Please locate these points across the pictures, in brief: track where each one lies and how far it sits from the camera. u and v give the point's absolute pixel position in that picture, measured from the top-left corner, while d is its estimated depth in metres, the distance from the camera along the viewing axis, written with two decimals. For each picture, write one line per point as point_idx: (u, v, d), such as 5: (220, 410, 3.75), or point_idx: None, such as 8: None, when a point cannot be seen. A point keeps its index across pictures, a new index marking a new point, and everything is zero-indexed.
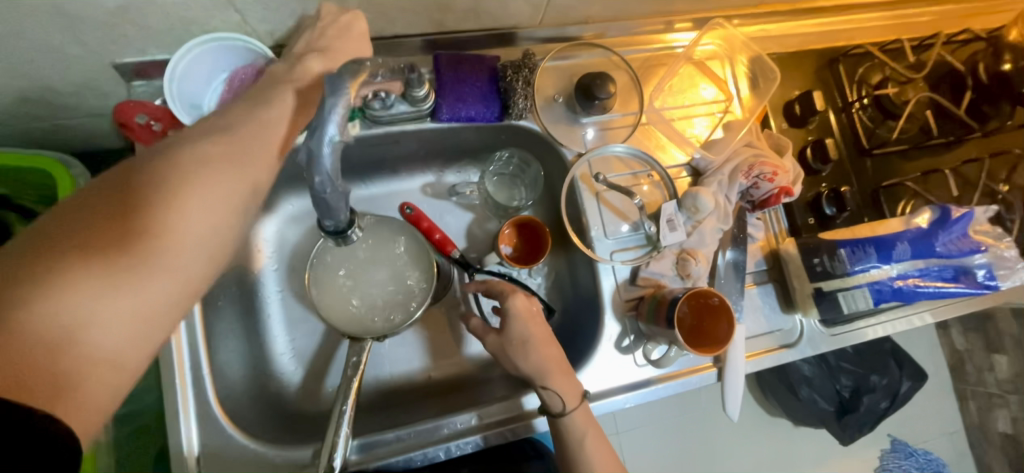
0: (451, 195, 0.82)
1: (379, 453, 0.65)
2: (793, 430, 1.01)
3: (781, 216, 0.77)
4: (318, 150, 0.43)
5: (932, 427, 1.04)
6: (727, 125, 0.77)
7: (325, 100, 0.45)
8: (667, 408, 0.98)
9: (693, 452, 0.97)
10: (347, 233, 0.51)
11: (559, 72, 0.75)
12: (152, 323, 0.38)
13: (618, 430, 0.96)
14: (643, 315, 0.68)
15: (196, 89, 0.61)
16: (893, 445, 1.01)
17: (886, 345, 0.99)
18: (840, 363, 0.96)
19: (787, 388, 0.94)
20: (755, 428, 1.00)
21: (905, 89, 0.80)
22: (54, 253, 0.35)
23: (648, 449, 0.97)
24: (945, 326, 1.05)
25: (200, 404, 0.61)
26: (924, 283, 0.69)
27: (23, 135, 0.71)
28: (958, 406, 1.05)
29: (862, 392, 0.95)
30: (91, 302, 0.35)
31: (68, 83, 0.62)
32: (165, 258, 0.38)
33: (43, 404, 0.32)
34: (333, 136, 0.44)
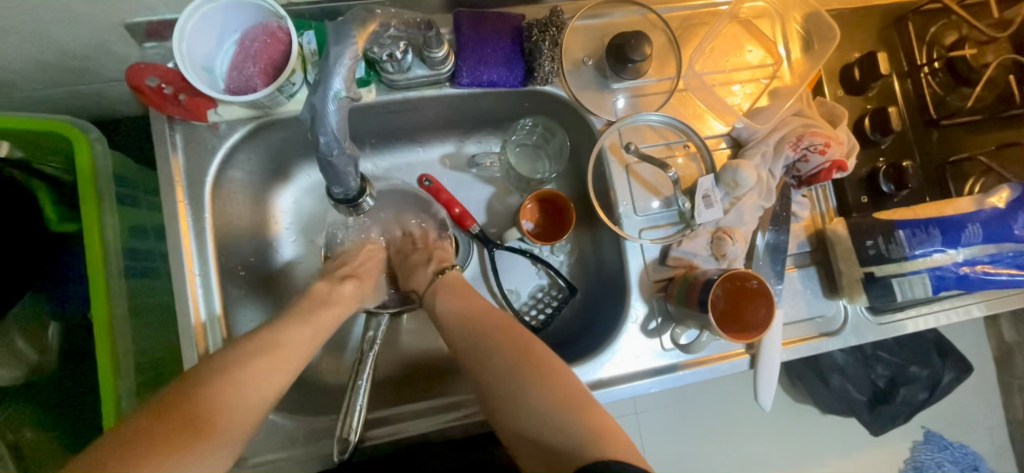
0: (471, 167, 0.78)
1: (384, 432, 0.64)
2: (821, 419, 0.96)
3: (830, 194, 0.71)
4: (322, 106, 0.47)
5: (973, 421, 0.97)
6: (775, 91, 0.70)
7: (330, 49, 0.48)
8: (689, 390, 0.95)
9: (715, 437, 0.94)
10: (357, 199, 0.56)
11: (589, 33, 0.69)
12: (247, 406, 0.50)
13: (636, 411, 0.94)
14: (673, 297, 0.64)
15: (206, 51, 0.56)
16: (927, 437, 0.96)
17: (930, 335, 0.92)
18: (877, 352, 0.90)
19: (817, 375, 0.89)
20: (781, 415, 0.95)
21: (985, 51, 0.70)
22: (249, 352, 0.52)
23: (667, 432, 0.94)
24: (995, 317, 0.96)
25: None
26: (995, 271, 0.62)
27: (47, 100, 0.71)
28: (1003, 400, 0.97)
29: (899, 383, 0.89)
30: (248, 370, 0.51)
31: (82, 46, 0.60)
32: (261, 363, 0.52)
33: (172, 435, 0.44)
34: (339, 91, 0.47)
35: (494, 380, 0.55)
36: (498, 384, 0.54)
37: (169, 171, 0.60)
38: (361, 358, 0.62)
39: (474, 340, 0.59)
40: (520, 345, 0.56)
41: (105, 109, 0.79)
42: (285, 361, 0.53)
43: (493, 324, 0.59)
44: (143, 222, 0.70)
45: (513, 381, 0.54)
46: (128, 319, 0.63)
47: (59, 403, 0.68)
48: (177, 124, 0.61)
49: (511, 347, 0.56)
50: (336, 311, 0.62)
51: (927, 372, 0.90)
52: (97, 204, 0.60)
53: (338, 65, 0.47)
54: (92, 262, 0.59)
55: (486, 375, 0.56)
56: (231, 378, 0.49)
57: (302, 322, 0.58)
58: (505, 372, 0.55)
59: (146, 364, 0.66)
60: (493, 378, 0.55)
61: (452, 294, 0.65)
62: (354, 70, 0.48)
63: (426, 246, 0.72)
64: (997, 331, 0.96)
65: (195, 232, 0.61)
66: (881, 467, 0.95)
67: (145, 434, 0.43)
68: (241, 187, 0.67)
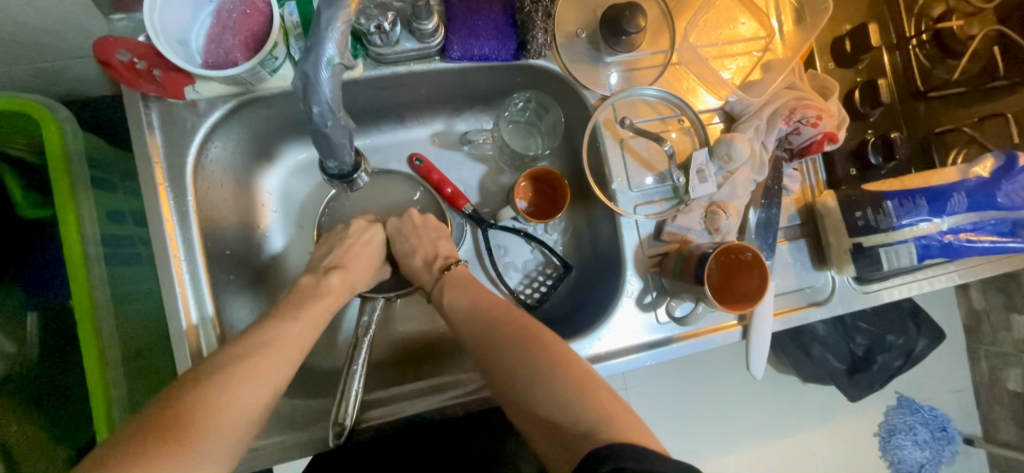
0: (463, 145, 0.77)
1: (379, 414, 0.63)
2: (802, 389, 1.00)
3: (819, 167, 0.72)
4: (315, 74, 0.45)
5: (942, 385, 1.02)
6: (767, 64, 0.69)
7: (321, 12, 0.45)
8: (678, 364, 0.97)
9: (704, 408, 0.97)
10: (352, 175, 0.55)
11: (582, 4, 0.67)
12: (233, 416, 0.47)
13: (626, 385, 0.96)
14: (669, 272, 0.65)
15: (180, 22, 0.53)
16: (900, 402, 1.00)
17: (906, 304, 0.95)
18: (857, 322, 0.93)
19: (799, 346, 0.91)
20: (764, 385, 0.99)
21: (971, 22, 0.71)
22: (232, 360, 0.50)
23: (657, 406, 0.96)
24: (966, 286, 1.00)
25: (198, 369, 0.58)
26: (977, 238, 0.63)
27: (8, 80, 0.67)
28: (970, 365, 1.02)
29: (877, 351, 0.92)
30: (227, 381, 0.48)
31: (45, 18, 0.56)
32: (246, 370, 0.49)
33: (154, 443, 0.42)
34: (332, 58, 0.45)
35: (506, 375, 0.54)
36: (508, 380, 0.54)
37: (146, 152, 0.57)
38: (356, 341, 0.62)
39: (485, 337, 0.58)
40: (529, 339, 0.56)
41: (71, 87, 0.74)
42: (276, 359, 0.52)
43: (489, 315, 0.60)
44: (122, 207, 0.67)
45: (525, 376, 0.53)
46: (111, 308, 0.60)
47: (39, 398, 0.64)
48: (153, 102, 0.58)
49: (520, 345, 0.55)
50: (326, 303, 0.61)
51: (902, 339, 0.93)
52: (70, 188, 0.57)
53: (330, 30, 0.44)
54: (69, 249, 0.56)
55: (499, 369, 0.55)
56: (216, 377, 0.48)
57: (290, 318, 0.57)
58: (515, 368, 0.54)
59: (133, 354, 0.64)
60: (504, 372, 0.54)
61: (450, 285, 0.65)
62: (346, 36, 0.46)
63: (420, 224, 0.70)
64: (967, 299, 1.00)
65: (177, 216, 0.58)
66: (859, 430, 1.00)
67: (130, 442, 0.41)
68: (224, 170, 0.64)
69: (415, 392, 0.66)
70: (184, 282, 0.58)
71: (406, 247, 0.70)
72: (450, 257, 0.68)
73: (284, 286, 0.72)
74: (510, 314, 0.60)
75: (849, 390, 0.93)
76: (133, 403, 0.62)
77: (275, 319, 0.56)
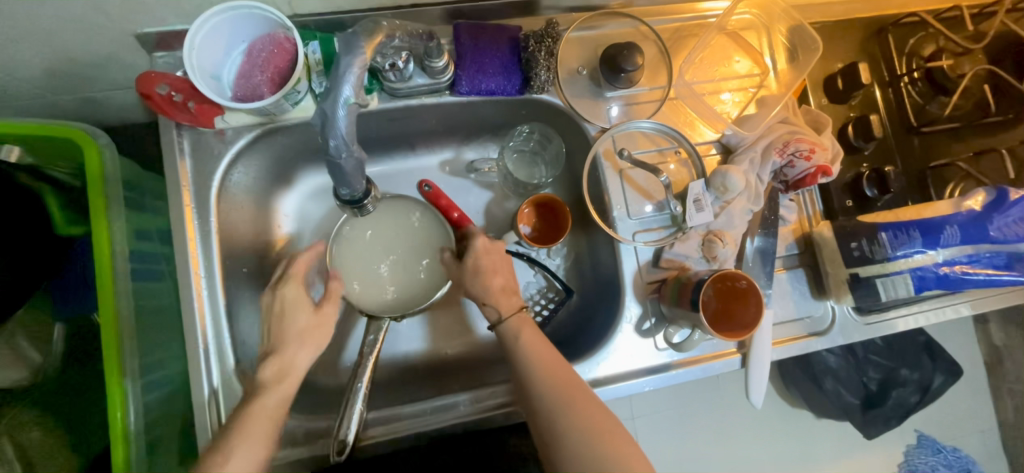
0: (469, 173, 0.81)
1: (381, 431, 0.66)
2: (815, 423, 0.98)
3: (816, 198, 0.74)
4: (332, 112, 0.50)
5: (966, 425, 0.99)
6: (762, 99, 0.72)
7: (341, 58, 0.51)
8: (686, 395, 0.97)
9: (712, 441, 0.96)
10: (363, 202, 0.58)
11: (584, 43, 0.72)
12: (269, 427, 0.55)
13: (632, 416, 0.96)
14: (666, 298, 0.66)
15: (214, 60, 0.58)
16: (920, 441, 0.98)
17: (920, 339, 0.97)
18: (869, 356, 0.95)
19: (811, 379, 0.92)
20: (773, 418, 0.97)
21: (962, 62, 0.74)
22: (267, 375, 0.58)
23: (665, 438, 0.95)
24: (984, 321, 1.00)
25: (222, 389, 0.61)
26: (973, 271, 0.63)
27: (54, 108, 0.73)
28: (994, 405, 1.00)
29: (890, 387, 0.93)
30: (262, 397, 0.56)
31: (95, 55, 0.62)
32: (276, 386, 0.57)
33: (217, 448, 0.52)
34: (348, 98, 0.50)
35: (563, 436, 0.54)
36: (562, 441, 0.54)
37: (176, 176, 0.62)
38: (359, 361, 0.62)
39: (546, 395, 0.56)
40: (590, 407, 0.56)
41: (111, 116, 0.80)
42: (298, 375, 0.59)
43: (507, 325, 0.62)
44: (149, 226, 0.72)
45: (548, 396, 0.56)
46: (134, 320, 0.64)
47: (59, 406, 0.66)
48: (185, 129, 0.63)
49: (580, 411, 0.55)
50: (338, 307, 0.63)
51: (917, 374, 0.94)
52: (105, 206, 0.62)
53: (348, 74, 0.50)
54: (99, 264, 0.60)
55: (556, 429, 0.55)
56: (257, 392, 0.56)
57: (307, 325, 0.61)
58: (571, 433, 0.54)
59: (151, 365, 0.67)
60: (562, 436, 0.54)
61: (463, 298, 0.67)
62: (361, 78, 0.51)
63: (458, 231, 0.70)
64: (987, 335, 1.00)
65: (201, 235, 0.62)
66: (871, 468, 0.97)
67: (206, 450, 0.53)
68: (245, 192, 0.68)
69: (418, 412, 0.67)
70: (203, 299, 0.62)
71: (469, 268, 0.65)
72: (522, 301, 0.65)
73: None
74: (567, 375, 0.58)
75: (866, 427, 0.93)
76: (147, 413, 0.64)
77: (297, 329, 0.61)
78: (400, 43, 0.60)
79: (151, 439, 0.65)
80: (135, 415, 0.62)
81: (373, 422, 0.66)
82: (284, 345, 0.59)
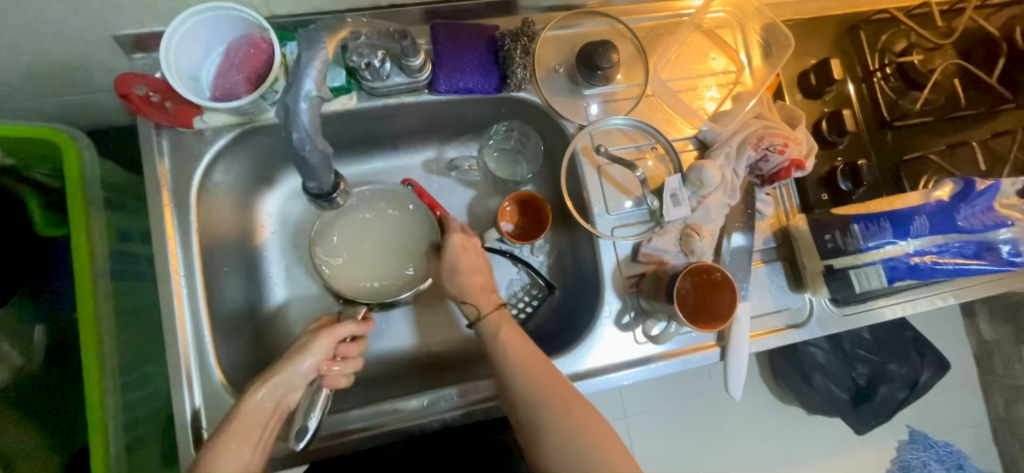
0: (451, 171, 0.81)
1: (360, 428, 0.65)
2: (806, 419, 0.99)
3: (793, 192, 0.74)
4: (294, 103, 0.53)
5: (959, 420, 1.01)
6: (738, 95, 0.73)
7: (308, 53, 0.55)
8: (677, 394, 0.97)
9: (705, 439, 0.96)
10: (331, 196, 0.59)
11: (562, 42, 0.73)
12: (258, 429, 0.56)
13: (626, 414, 0.96)
14: (645, 292, 0.67)
15: (191, 61, 0.59)
16: (912, 436, 0.99)
17: (908, 334, 0.97)
18: (857, 351, 0.96)
19: (800, 375, 0.92)
20: (764, 415, 0.98)
21: (933, 57, 0.76)
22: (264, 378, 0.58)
23: (657, 438, 0.95)
24: (973, 317, 1.02)
25: (204, 408, 0.61)
26: (942, 260, 0.64)
27: (36, 112, 0.74)
28: (985, 399, 1.02)
29: (879, 382, 0.93)
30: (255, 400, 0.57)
31: (74, 57, 0.63)
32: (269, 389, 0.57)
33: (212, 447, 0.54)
34: (309, 91, 0.53)
35: (540, 427, 0.56)
36: (539, 432, 0.57)
37: (155, 176, 0.62)
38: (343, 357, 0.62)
39: (526, 389, 0.58)
40: (570, 402, 0.57)
41: (95, 119, 0.81)
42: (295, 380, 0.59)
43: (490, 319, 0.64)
44: (131, 228, 0.72)
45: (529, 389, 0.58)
46: (113, 320, 0.64)
47: (38, 408, 0.67)
48: (164, 130, 0.63)
49: (559, 404, 0.57)
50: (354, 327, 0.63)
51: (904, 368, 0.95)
52: (84, 206, 0.62)
53: (309, 67, 0.54)
54: (78, 264, 0.61)
55: (534, 421, 0.57)
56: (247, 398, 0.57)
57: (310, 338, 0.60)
58: (550, 424, 0.56)
59: (131, 366, 0.67)
60: (540, 427, 0.56)
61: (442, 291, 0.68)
62: (323, 72, 0.55)
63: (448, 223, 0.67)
64: (976, 331, 1.01)
65: (179, 235, 0.62)
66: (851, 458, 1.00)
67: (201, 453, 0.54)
68: (225, 191, 0.69)
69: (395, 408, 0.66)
70: (182, 298, 0.62)
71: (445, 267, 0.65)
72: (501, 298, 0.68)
73: (289, 321, 0.75)
74: (550, 368, 0.60)
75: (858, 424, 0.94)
76: (127, 411, 0.64)
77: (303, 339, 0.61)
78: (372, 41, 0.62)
79: (130, 439, 0.65)
80: (114, 415, 0.62)
81: (351, 416, 0.65)
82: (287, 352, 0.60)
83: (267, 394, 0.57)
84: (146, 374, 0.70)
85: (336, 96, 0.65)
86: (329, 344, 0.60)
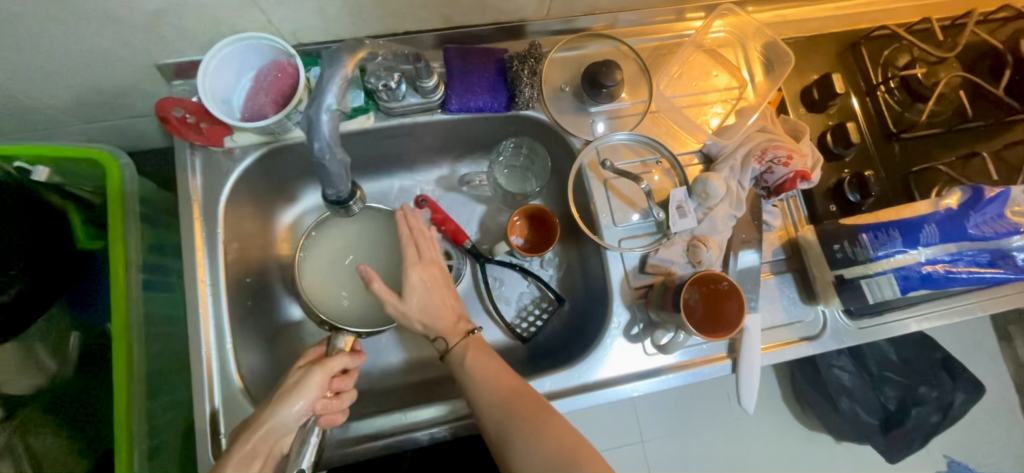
0: (463, 186, 0.85)
1: (363, 441, 0.66)
2: (836, 447, 1.08)
3: (800, 204, 0.75)
4: (316, 116, 0.54)
5: (991, 447, 1.10)
6: (741, 110, 0.76)
7: (326, 70, 0.56)
8: (691, 417, 1.07)
9: (725, 460, 1.06)
10: (349, 202, 0.63)
11: (568, 63, 0.76)
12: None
13: (643, 439, 1.06)
14: (653, 302, 0.68)
15: (225, 86, 0.64)
16: (951, 466, 1.08)
17: (937, 356, 1.05)
18: (886, 374, 1.03)
19: (828, 399, 1.01)
20: (782, 439, 1.07)
21: (936, 70, 0.77)
22: (251, 423, 0.56)
23: (675, 461, 1.05)
24: (1010, 338, 1.13)
25: (223, 408, 0.64)
26: (956, 269, 0.64)
27: (83, 135, 0.81)
28: None
29: (910, 406, 1.00)
30: (242, 449, 0.54)
31: (117, 84, 0.69)
32: (256, 438, 0.55)
33: None
34: (331, 105, 0.55)
35: (513, 443, 0.59)
36: (510, 449, 0.59)
37: (187, 191, 0.67)
38: (338, 391, 0.60)
39: (494, 408, 0.61)
40: (538, 414, 0.60)
41: (133, 141, 0.88)
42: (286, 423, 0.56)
43: (464, 345, 0.66)
44: (162, 241, 0.77)
45: (502, 410, 0.60)
46: (142, 326, 0.67)
47: (67, 413, 0.70)
48: (197, 148, 0.68)
49: (529, 420, 0.59)
50: (344, 360, 0.60)
51: (936, 392, 1.02)
52: (122, 219, 0.66)
53: (331, 83, 0.55)
54: (113, 274, 0.65)
55: (504, 438, 0.60)
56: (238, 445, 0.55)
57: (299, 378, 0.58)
58: (521, 439, 0.59)
59: (157, 371, 0.70)
60: (510, 443, 0.59)
61: (412, 326, 0.66)
62: (343, 88, 0.56)
63: (421, 246, 0.67)
64: (1014, 353, 1.13)
65: (207, 246, 0.66)
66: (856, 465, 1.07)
67: None
68: (248, 205, 0.73)
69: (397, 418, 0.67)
70: (207, 308, 0.65)
71: (412, 308, 0.64)
72: (469, 323, 0.69)
73: (307, 330, 0.78)
74: (516, 384, 0.63)
75: (888, 449, 1.01)
76: (150, 416, 0.67)
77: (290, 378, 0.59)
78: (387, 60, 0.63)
79: (154, 444, 0.67)
80: (140, 420, 0.65)
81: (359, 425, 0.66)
82: (279, 392, 0.57)
83: (256, 446, 0.55)
84: (170, 382, 0.73)
85: (354, 115, 0.69)
86: (322, 380, 0.58)
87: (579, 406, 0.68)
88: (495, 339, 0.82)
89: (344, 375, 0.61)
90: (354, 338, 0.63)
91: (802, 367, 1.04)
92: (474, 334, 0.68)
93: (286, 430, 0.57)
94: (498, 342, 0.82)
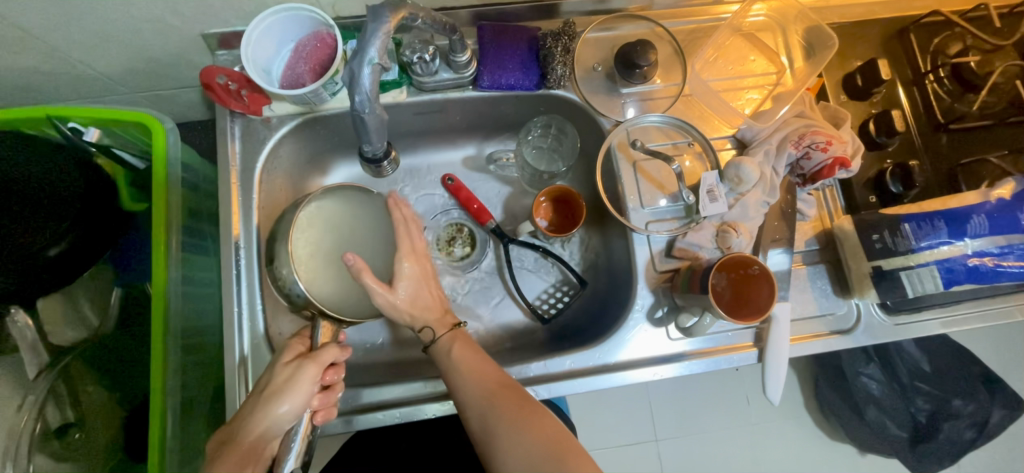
0: (490, 166, 0.85)
1: (370, 413, 0.66)
2: (859, 459, 1.05)
3: (837, 194, 0.73)
4: (359, 69, 0.56)
5: None
6: (778, 96, 0.74)
7: (368, 24, 0.55)
8: (708, 416, 1.06)
9: (742, 463, 1.04)
10: (381, 160, 0.69)
11: (601, 43, 0.76)
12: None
13: (657, 438, 1.05)
14: (678, 286, 0.67)
15: (267, 55, 0.66)
16: None
17: (976, 369, 0.99)
18: (916, 384, 0.97)
19: (853, 408, 0.98)
20: (802, 445, 1.05)
21: (991, 59, 0.73)
22: (241, 421, 0.54)
23: (688, 460, 1.04)
24: None
25: (250, 355, 0.66)
26: (1005, 264, 0.62)
27: (132, 102, 0.85)
28: None
29: (942, 419, 0.96)
30: (235, 448, 0.52)
31: (166, 53, 0.72)
32: (248, 437, 0.53)
33: None
34: (372, 58, 0.55)
35: (499, 435, 0.58)
36: (494, 441, 0.58)
37: (226, 157, 0.69)
38: (330, 383, 0.60)
39: (476, 399, 0.60)
40: (522, 406, 0.59)
41: (177, 110, 0.92)
42: (280, 421, 0.54)
43: (453, 335, 0.66)
44: (202, 207, 0.80)
45: (487, 402, 0.60)
46: (180, 285, 0.70)
47: (107, 363, 0.74)
48: (237, 117, 0.70)
49: (514, 410, 0.59)
50: (333, 352, 0.58)
51: (972, 406, 0.96)
52: (165, 182, 0.69)
53: (373, 38, 0.54)
54: (156, 233, 0.67)
55: (488, 429, 0.59)
56: (234, 441, 0.53)
57: (290, 372, 0.56)
58: (505, 432, 0.58)
59: (191, 329, 0.73)
60: (494, 435, 0.58)
61: (401, 317, 0.65)
62: (386, 43, 0.56)
63: (413, 234, 0.67)
64: None
65: (242, 212, 0.68)
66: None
67: None
68: (283, 174, 0.75)
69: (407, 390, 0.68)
70: (240, 271, 0.67)
71: (402, 299, 0.64)
72: (456, 317, 0.70)
73: None
74: (500, 376, 0.62)
75: (914, 463, 0.98)
76: (182, 371, 0.70)
77: (277, 373, 0.56)
78: (425, 25, 0.60)
79: (185, 397, 0.70)
80: (175, 372, 0.68)
81: (372, 393, 0.67)
82: (269, 389, 0.55)
83: (251, 448, 0.53)
84: (200, 342, 0.75)
85: (386, 89, 0.70)
86: (316, 372, 0.56)
87: (596, 387, 0.67)
88: (516, 318, 0.82)
89: (331, 367, 0.60)
90: (331, 325, 0.62)
91: (827, 373, 1.01)
92: (461, 327, 0.68)
93: (281, 427, 0.55)
94: (519, 323, 0.82)
